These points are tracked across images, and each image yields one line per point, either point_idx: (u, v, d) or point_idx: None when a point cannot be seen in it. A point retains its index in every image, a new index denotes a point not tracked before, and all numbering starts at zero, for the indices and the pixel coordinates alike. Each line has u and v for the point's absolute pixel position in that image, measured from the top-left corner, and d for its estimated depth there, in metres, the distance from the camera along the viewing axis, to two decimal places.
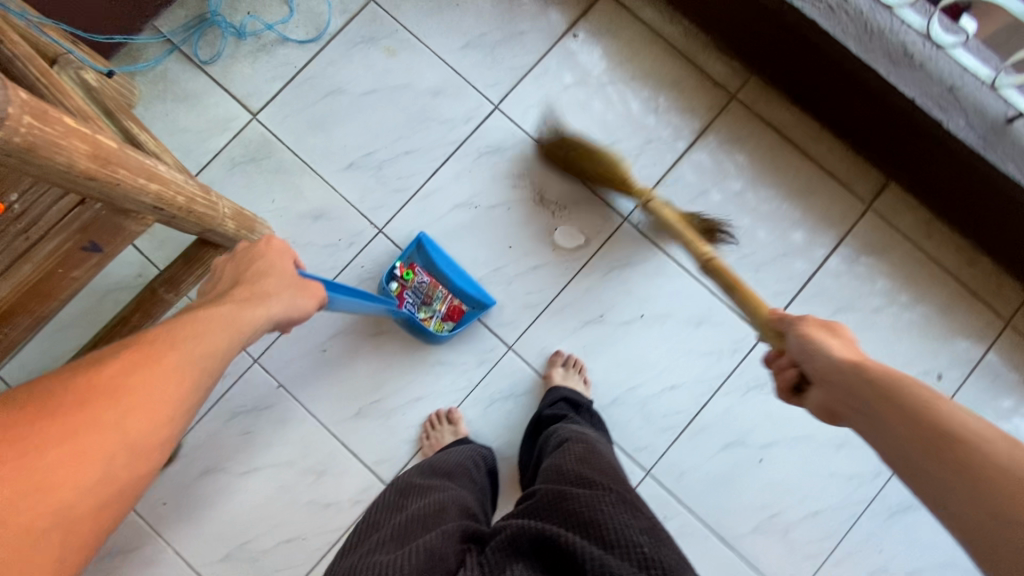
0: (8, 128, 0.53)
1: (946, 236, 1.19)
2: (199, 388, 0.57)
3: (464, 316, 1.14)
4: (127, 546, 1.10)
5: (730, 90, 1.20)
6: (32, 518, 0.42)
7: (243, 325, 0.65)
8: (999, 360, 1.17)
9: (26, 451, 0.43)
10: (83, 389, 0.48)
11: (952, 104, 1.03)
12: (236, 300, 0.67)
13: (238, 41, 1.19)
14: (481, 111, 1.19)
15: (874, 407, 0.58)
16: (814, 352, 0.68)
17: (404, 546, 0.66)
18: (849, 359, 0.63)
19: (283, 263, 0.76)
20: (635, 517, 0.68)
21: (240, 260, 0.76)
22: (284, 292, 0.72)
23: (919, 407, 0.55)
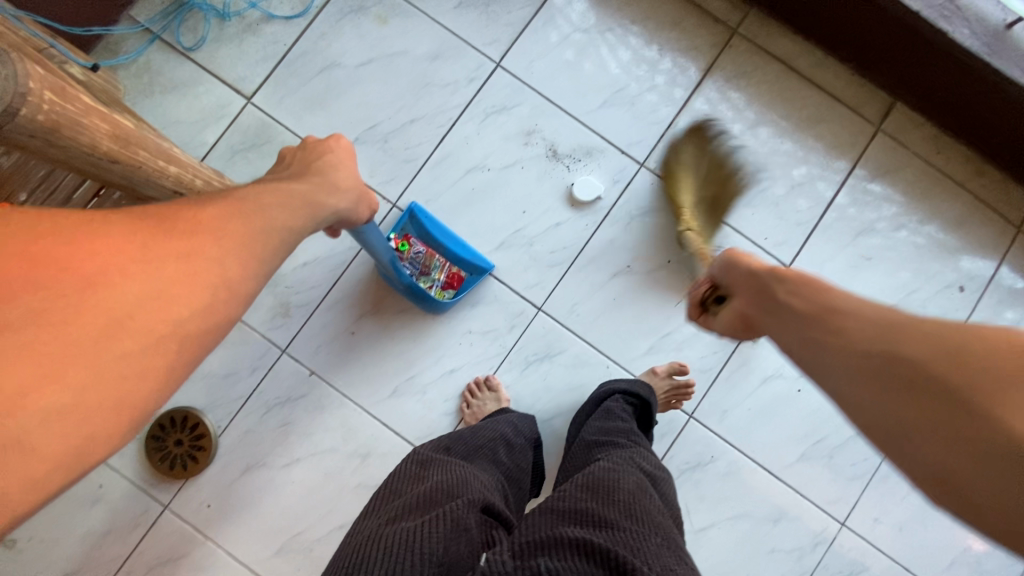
0: (31, 105, 0.50)
1: (955, 150, 1.19)
2: (283, 249, 0.58)
3: (464, 283, 1.11)
4: (174, 555, 1.04)
5: (730, 25, 1.19)
6: (151, 321, 0.43)
7: (317, 208, 0.66)
8: (1017, 267, 1.19)
9: (144, 262, 0.45)
10: (191, 223, 0.50)
11: (954, 14, 1.04)
12: (310, 181, 0.68)
13: (221, 23, 1.14)
14: (483, 71, 1.16)
15: (777, 299, 0.59)
16: (735, 266, 0.70)
17: (428, 514, 0.63)
18: (762, 266, 0.65)
19: (352, 163, 0.76)
20: (679, 567, 0.62)
21: (308, 152, 0.76)
22: (350, 190, 0.73)
23: (823, 299, 0.55)
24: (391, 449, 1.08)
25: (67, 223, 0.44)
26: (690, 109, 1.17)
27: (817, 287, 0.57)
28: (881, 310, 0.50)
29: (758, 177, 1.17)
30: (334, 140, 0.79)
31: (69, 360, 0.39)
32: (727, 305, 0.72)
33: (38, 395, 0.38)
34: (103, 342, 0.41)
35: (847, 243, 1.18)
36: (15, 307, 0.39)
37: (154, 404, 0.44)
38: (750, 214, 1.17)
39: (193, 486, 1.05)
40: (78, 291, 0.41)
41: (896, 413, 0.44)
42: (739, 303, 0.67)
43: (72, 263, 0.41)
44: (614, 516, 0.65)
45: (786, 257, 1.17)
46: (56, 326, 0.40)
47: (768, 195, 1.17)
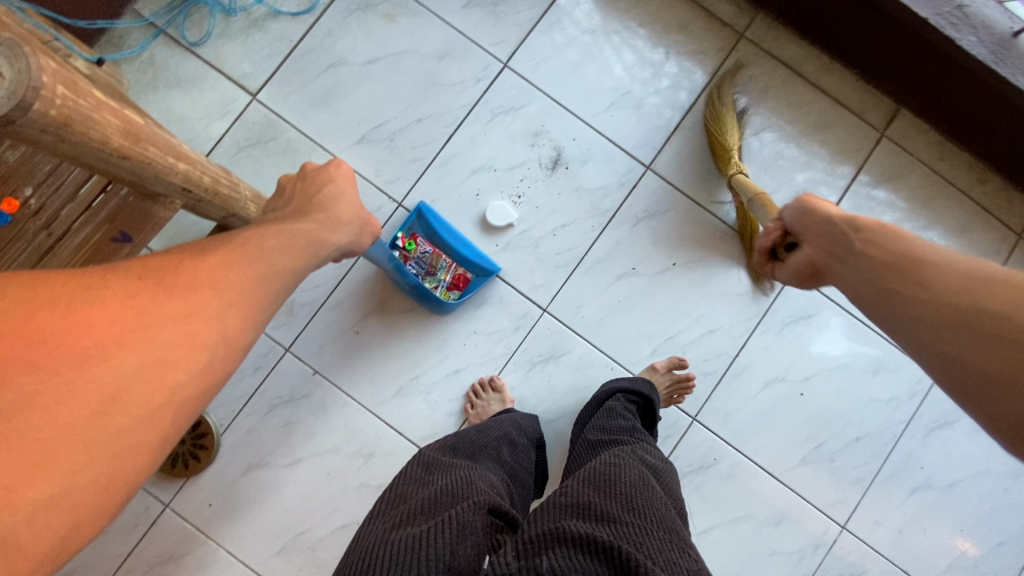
0: (44, 99, 0.50)
1: (957, 156, 1.20)
2: (280, 293, 0.59)
3: (470, 284, 1.11)
4: (174, 555, 1.03)
5: (737, 29, 1.19)
6: (148, 392, 0.44)
7: (320, 246, 0.67)
8: None
9: (147, 325, 0.46)
10: (192, 275, 0.51)
11: (961, 21, 1.03)
12: (313, 217, 0.70)
13: (227, 18, 1.13)
14: (490, 71, 1.15)
15: (860, 251, 0.62)
16: (809, 213, 0.70)
17: (435, 519, 0.63)
18: (839, 216, 0.67)
19: (353, 190, 0.78)
20: (682, 560, 0.62)
21: (309, 181, 0.77)
22: (353, 223, 0.75)
23: (913, 252, 0.57)
24: (395, 448, 1.08)
25: (69, 293, 0.44)
26: (695, 112, 1.17)
27: (909, 240, 0.59)
28: (971, 270, 0.53)
29: (763, 180, 1.18)
30: (335, 165, 0.80)
31: (65, 443, 0.40)
32: (797, 251, 0.73)
33: (29, 486, 0.37)
34: (96, 420, 0.41)
35: None
36: (6, 390, 0.38)
37: (140, 477, 0.45)
38: None
39: (194, 485, 1.04)
40: (74, 367, 0.41)
41: (981, 359, 0.50)
42: (813, 252, 0.69)
43: (69, 338, 0.42)
44: (618, 512, 0.65)
45: None
46: (49, 408, 0.40)
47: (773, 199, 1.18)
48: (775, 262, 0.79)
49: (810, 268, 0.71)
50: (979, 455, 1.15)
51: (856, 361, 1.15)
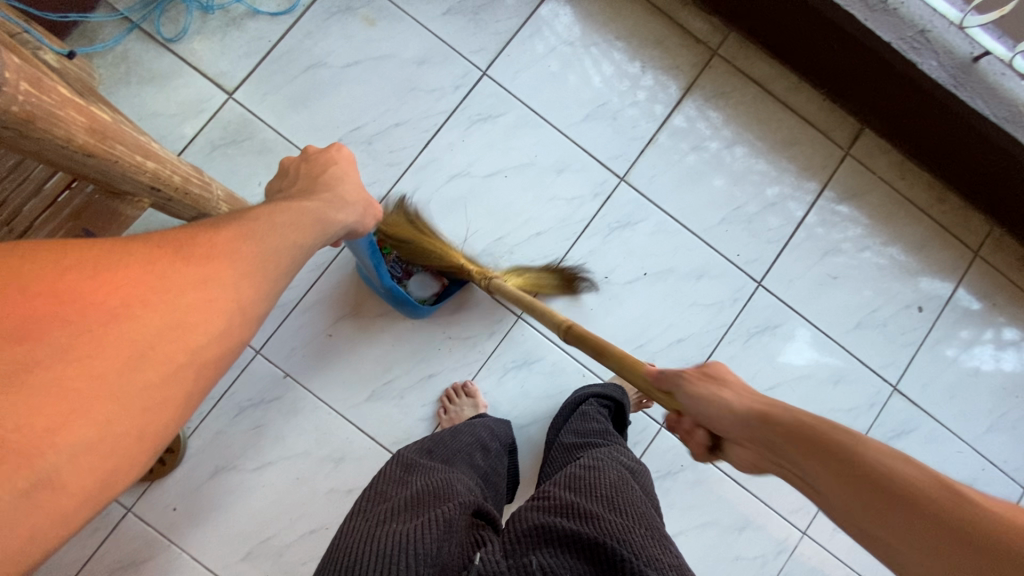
0: (7, 95, 0.49)
1: (918, 175, 1.25)
2: (290, 267, 0.61)
3: (447, 289, 1.09)
4: (135, 560, 1.01)
5: (711, 46, 1.22)
6: (173, 352, 0.45)
7: (326, 222, 0.69)
8: (970, 288, 1.25)
9: (171, 288, 0.47)
10: (210, 245, 0.53)
11: (924, 45, 1.07)
12: (315, 198, 0.71)
13: (205, 15, 1.12)
14: (470, 78, 1.16)
15: (808, 468, 0.55)
16: (721, 412, 0.64)
17: (421, 517, 0.63)
18: (762, 413, 0.61)
19: (355, 176, 0.80)
20: (665, 554, 0.66)
21: (312, 164, 0.80)
22: (357, 204, 0.77)
23: (866, 474, 0.51)
24: (366, 453, 1.07)
25: (93, 256, 0.45)
26: (670, 125, 1.20)
27: (859, 449, 0.53)
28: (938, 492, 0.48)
29: (734, 194, 1.21)
30: (336, 150, 0.83)
31: (97, 393, 0.41)
32: (732, 449, 0.65)
33: (69, 431, 0.38)
34: (127, 374, 0.42)
35: (816, 261, 1.22)
36: (42, 344, 0.39)
37: (167, 434, 0.46)
38: (725, 230, 1.20)
39: (158, 489, 1.02)
40: (103, 323, 0.42)
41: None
42: (753, 456, 0.62)
43: (98, 297, 0.43)
44: (601, 510, 0.68)
45: (759, 272, 1.20)
46: (83, 360, 0.41)
47: (743, 212, 1.21)
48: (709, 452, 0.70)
49: (752, 467, 0.64)
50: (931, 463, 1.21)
51: (817, 372, 1.20)
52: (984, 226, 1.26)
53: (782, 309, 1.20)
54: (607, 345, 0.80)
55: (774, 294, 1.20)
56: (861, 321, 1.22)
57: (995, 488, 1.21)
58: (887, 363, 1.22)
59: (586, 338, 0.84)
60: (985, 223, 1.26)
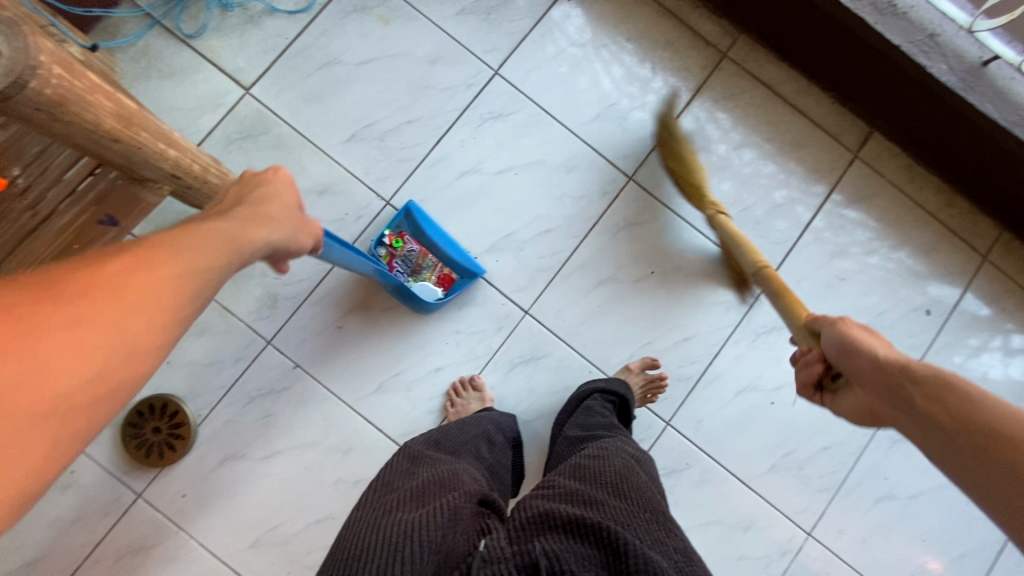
0: (41, 78, 0.51)
1: (927, 180, 1.26)
2: (197, 302, 0.49)
3: (454, 285, 1.14)
4: (144, 545, 1.02)
5: (721, 49, 1.24)
6: (18, 411, 0.36)
7: (250, 245, 0.58)
8: (978, 292, 1.25)
9: (21, 337, 0.37)
10: (88, 280, 0.42)
11: (933, 49, 1.08)
12: (235, 218, 0.61)
13: (224, 13, 1.15)
14: (481, 77, 1.18)
15: (931, 414, 0.57)
16: (855, 354, 0.66)
17: (426, 506, 0.64)
18: (893, 360, 0.62)
19: (289, 193, 0.69)
20: (668, 538, 0.68)
21: (242, 185, 0.69)
22: (285, 220, 0.66)
23: (998, 426, 0.52)
24: (373, 444, 1.08)
25: None
26: (679, 126, 1.22)
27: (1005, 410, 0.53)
28: None
29: (742, 195, 1.22)
30: (272, 172, 0.72)
31: None
32: (850, 390, 0.68)
33: None
34: None
35: (823, 263, 1.23)
36: None
37: (22, 504, 0.37)
38: None
39: (168, 475, 1.04)
40: None
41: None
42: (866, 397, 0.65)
43: None
44: (605, 497, 0.70)
45: (766, 272, 1.21)
46: None
47: (751, 213, 1.22)
48: (823, 394, 0.74)
49: (865, 413, 0.67)
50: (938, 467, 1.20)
51: None
52: (993, 231, 1.26)
53: None
54: (790, 290, 0.88)
55: None
56: (868, 323, 1.23)
57: None
58: None
59: (773, 280, 0.91)
60: (993, 227, 1.26)
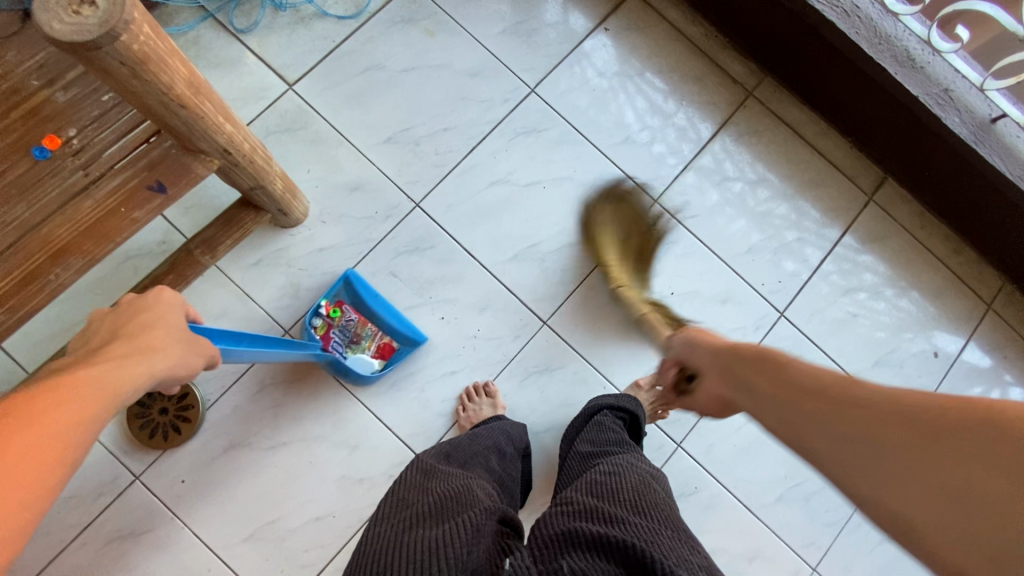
0: (131, 33, 0.53)
1: (937, 227, 1.30)
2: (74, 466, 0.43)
3: (396, 353, 1.10)
4: (136, 530, 0.98)
5: (746, 88, 1.29)
6: None
7: (122, 392, 0.49)
8: (984, 339, 1.28)
9: None
10: None
11: (948, 103, 1.12)
12: (105, 356, 0.51)
13: (276, 12, 1.19)
14: (518, 94, 1.22)
15: (754, 388, 0.56)
16: (697, 348, 0.70)
17: (447, 522, 0.62)
18: (719, 346, 0.66)
19: (176, 319, 0.59)
20: (693, 555, 0.65)
21: (121, 313, 0.58)
22: (175, 347, 0.58)
23: (820, 393, 0.49)
24: (382, 443, 1.06)
25: None
26: (702, 157, 1.26)
27: (799, 362, 0.53)
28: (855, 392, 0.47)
29: (759, 226, 1.25)
30: (156, 292, 0.62)
31: None
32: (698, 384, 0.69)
33: None
34: None
35: (835, 299, 1.25)
36: None
37: None
38: (750, 259, 1.24)
39: (169, 459, 1.01)
40: None
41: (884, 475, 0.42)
42: (715, 388, 0.64)
43: None
44: (626, 514, 0.67)
45: (780, 303, 1.23)
46: None
47: (768, 244, 1.25)
48: (683, 395, 0.75)
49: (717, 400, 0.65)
50: None
51: None
52: (999, 281, 1.30)
53: (801, 341, 1.22)
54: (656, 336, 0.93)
55: (794, 326, 1.23)
56: (878, 360, 1.24)
57: None
58: None
59: None
60: (1000, 277, 1.30)
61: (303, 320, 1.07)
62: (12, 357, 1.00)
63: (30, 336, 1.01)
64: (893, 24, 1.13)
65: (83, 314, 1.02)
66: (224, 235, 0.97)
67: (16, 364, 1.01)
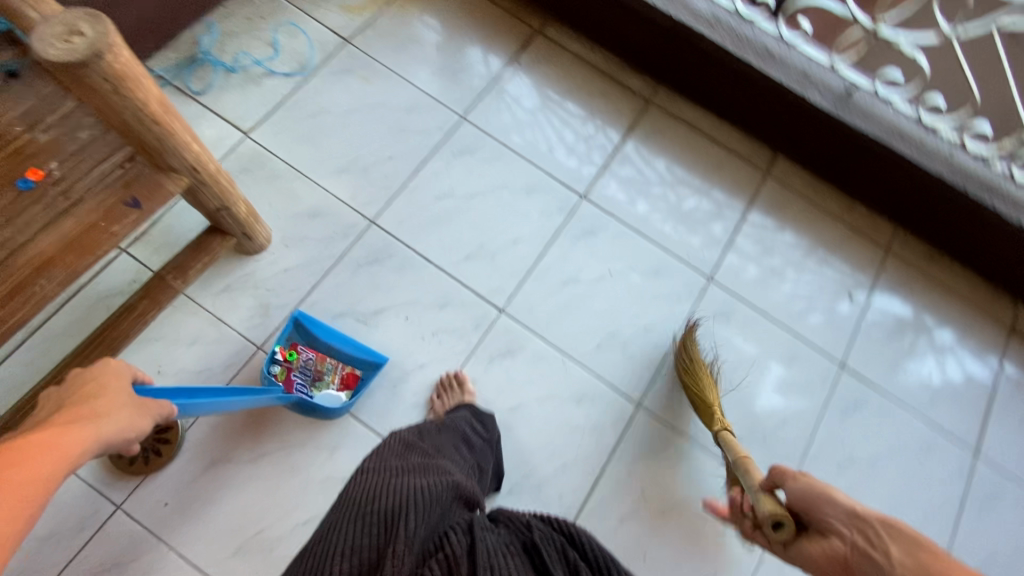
0: (113, 56, 0.65)
1: (827, 191, 1.51)
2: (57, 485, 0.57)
3: (360, 381, 1.16)
4: (121, 560, 0.99)
5: (646, 97, 1.51)
6: None
7: (83, 444, 0.62)
8: (889, 279, 1.45)
9: None
10: None
11: (807, 83, 1.33)
12: (77, 410, 0.64)
13: (228, 74, 1.34)
14: (450, 122, 1.40)
15: (858, 535, 0.65)
16: (829, 503, 0.69)
17: (431, 479, 0.74)
18: (819, 487, 0.72)
19: (121, 386, 0.70)
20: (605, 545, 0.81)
21: (69, 387, 0.69)
22: (124, 407, 0.69)
23: (897, 537, 0.62)
24: (361, 440, 1.11)
25: None
26: (618, 157, 1.45)
27: (939, 552, 0.59)
28: (919, 545, 0.60)
29: (677, 208, 1.43)
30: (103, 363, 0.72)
31: None
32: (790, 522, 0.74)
33: None
34: None
35: (755, 260, 1.41)
36: None
37: None
38: (674, 235, 1.40)
39: (151, 483, 1.03)
40: None
41: None
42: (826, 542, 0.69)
43: None
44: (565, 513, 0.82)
45: (707, 269, 1.38)
46: None
47: (688, 221, 1.42)
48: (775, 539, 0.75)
49: (832, 557, 0.67)
50: (885, 434, 1.32)
51: (774, 353, 1.34)
52: (891, 228, 1.50)
53: (732, 300, 1.37)
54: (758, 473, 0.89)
55: (723, 287, 1.37)
56: (803, 308, 1.39)
57: (949, 454, 1.32)
58: (831, 343, 1.37)
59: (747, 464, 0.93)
60: (891, 225, 1.50)
61: (262, 370, 1.12)
62: None
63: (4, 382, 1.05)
64: (750, 28, 1.36)
65: (58, 355, 1.07)
66: (194, 261, 1.06)
67: None
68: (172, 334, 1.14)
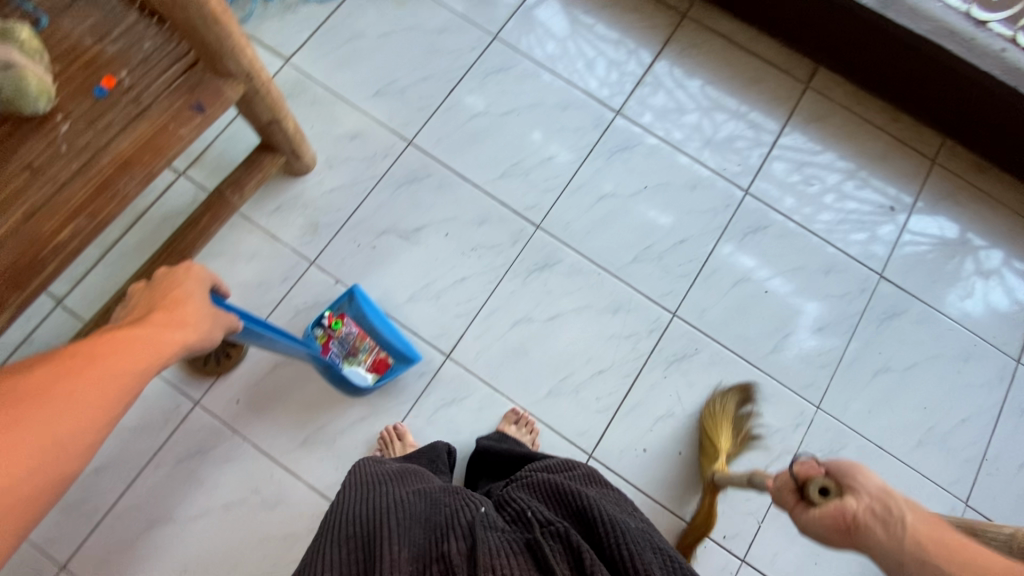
0: None
1: (870, 102, 1.46)
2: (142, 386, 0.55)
3: (390, 369, 1.17)
4: (203, 448, 1.10)
5: (681, 11, 1.48)
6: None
7: (167, 347, 0.59)
8: (934, 189, 1.42)
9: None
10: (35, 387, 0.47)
11: None
12: (156, 318, 0.61)
13: (267, 3, 1.37)
14: (483, 42, 1.40)
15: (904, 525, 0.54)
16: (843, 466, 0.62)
17: (414, 499, 0.71)
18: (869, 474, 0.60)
19: (197, 288, 0.68)
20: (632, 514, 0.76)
21: (155, 290, 0.67)
22: (203, 319, 0.66)
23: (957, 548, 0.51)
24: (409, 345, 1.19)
25: None
26: (652, 73, 1.43)
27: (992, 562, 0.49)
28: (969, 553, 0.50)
29: (713, 123, 1.41)
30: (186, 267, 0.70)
31: None
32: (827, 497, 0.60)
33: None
34: None
35: (792, 174, 1.40)
36: None
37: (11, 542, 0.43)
38: (710, 150, 1.39)
39: (223, 383, 1.13)
40: None
41: None
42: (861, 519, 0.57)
43: None
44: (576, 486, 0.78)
45: (744, 183, 1.38)
46: None
47: (724, 136, 1.41)
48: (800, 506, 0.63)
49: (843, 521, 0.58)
50: (924, 342, 1.32)
51: (811, 264, 1.34)
52: (938, 138, 1.45)
53: (768, 213, 1.36)
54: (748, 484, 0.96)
55: (759, 201, 1.37)
56: (841, 220, 1.38)
57: (991, 361, 1.31)
58: (870, 255, 1.36)
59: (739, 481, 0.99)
60: (938, 135, 1.45)
61: (307, 329, 1.16)
62: (75, 314, 1.14)
63: (88, 294, 1.15)
64: None
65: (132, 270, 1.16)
66: (249, 177, 1.12)
67: (79, 320, 1.14)
68: (233, 251, 1.22)
